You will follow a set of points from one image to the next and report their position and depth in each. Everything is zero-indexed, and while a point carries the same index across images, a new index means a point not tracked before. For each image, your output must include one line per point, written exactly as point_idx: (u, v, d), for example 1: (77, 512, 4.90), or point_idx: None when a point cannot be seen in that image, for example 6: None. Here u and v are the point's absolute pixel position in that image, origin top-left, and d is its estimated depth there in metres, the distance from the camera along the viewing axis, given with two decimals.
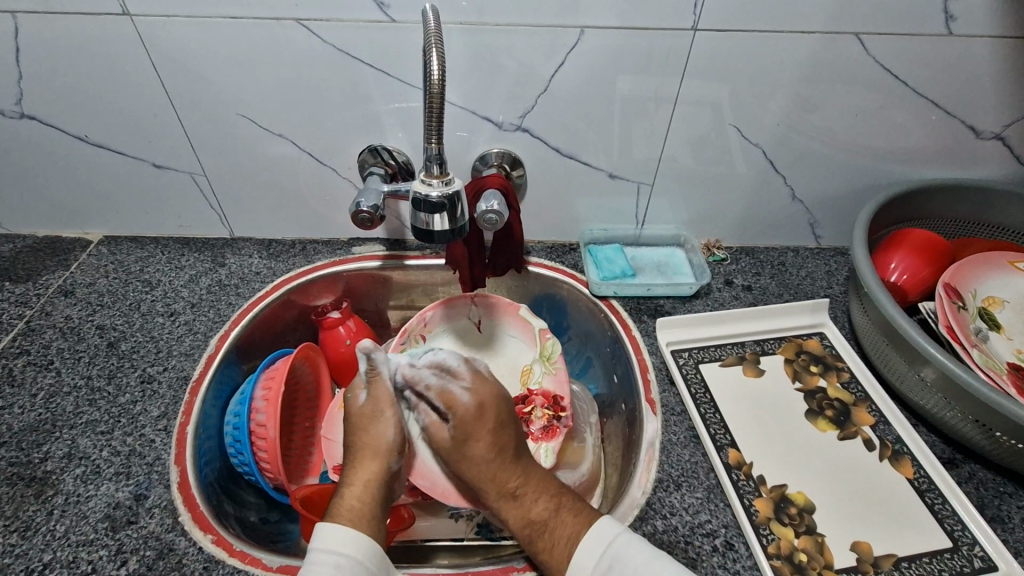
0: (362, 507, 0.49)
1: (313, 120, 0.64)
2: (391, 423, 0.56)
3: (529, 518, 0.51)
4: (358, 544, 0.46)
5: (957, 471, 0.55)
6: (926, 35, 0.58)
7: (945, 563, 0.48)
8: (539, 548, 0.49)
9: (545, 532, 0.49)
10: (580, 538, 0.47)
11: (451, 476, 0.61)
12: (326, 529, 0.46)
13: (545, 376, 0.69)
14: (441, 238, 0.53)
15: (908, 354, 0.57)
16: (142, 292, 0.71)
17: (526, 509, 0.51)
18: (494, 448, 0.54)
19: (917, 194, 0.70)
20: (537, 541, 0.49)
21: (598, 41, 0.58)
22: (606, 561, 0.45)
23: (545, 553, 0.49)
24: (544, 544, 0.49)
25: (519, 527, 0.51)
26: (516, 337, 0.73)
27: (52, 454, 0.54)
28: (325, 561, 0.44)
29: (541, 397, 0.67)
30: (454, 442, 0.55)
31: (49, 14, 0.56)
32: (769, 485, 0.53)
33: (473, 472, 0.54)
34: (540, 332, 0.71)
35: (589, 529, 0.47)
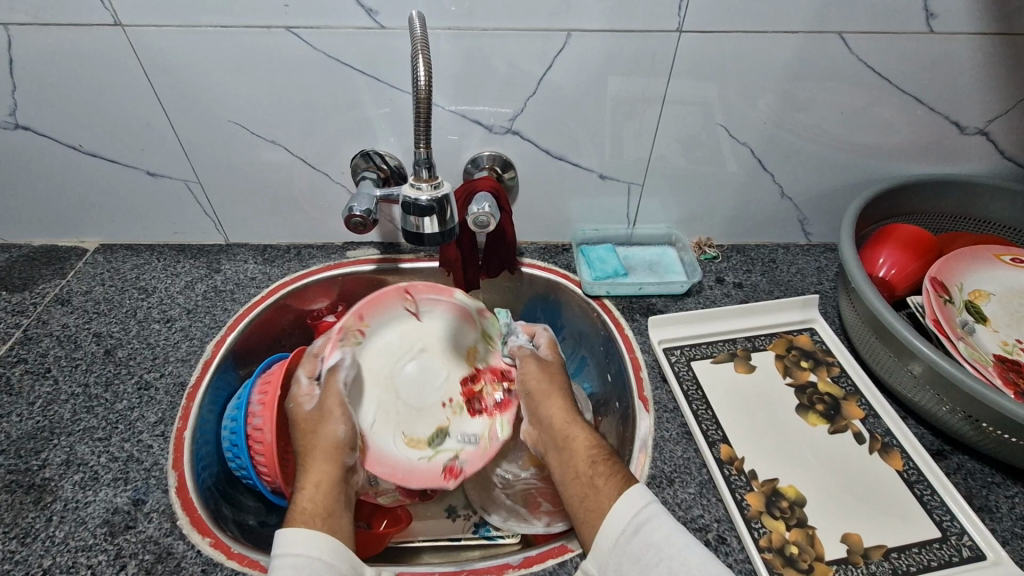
0: (315, 507, 0.50)
1: (304, 127, 0.65)
2: (340, 420, 0.57)
3: (594, 445, 0.54)
4: (314, 543, 0.45)
5: (946, 462, 0.56)
6: (906, 33, 0.59)
7: (933, 553, 0.49)
8: (579, 497, 0.51)
9: (607, 460, 0.52)
10: (617, 497, 0.48)
11: (410, 461, 0.62)
12: (281, 536, 0.46)
13: (490, 353, 0.72)
14: (431, 240, 0.54)
15: (896, 348, 0.57)
16: (137, 299, 0.72)
17: (592, 441, 0.55)
18: (561, 387, 0.62)
19: (904, 190, 0.70)
20: (577, 483, 0.52)
21: (585, 44, 0.59)
22: (635, 524, 0.45)
23: (599, 480, 0.50)
24: (607, 465, 0.52)
25: (586, 446, 0.54)
26: (453, 320, 0.72)
27: (51, 461, 0.55)
28: (284, 566, 0.44)
29: (491, 374, 0.71)
30: (546, 375, 0.64)
31: (41, 26, 0.56)
32: (760, 479, 0.54)
33: (544, 396, 0.61)
34: (478, 312, 0.70)
35: (621, 496, 0.47)
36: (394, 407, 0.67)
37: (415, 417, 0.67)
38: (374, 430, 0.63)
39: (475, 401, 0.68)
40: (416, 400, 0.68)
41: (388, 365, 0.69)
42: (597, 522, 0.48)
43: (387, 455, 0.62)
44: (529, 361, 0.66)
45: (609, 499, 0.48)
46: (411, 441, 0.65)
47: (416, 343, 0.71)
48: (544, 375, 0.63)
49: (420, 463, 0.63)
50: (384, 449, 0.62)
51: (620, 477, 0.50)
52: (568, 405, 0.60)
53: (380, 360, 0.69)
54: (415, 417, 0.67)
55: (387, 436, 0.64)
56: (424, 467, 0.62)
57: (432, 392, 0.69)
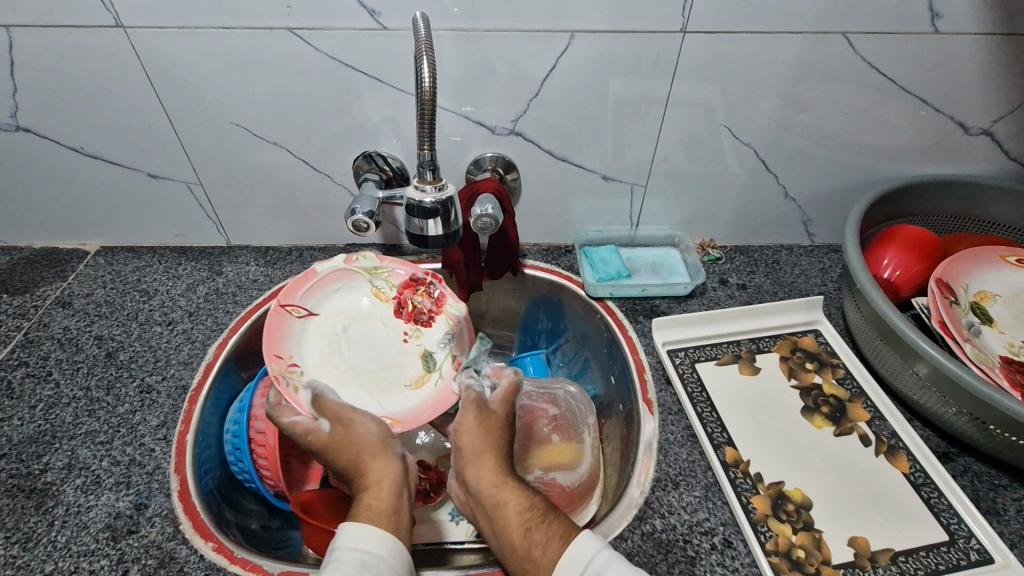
0: (380, 505, 0.49)
1: (307, 128, 0.64)
2: (365, 421, 0.58)
3: (528, 510, 0.48)
4: (377, 540, 0.45)
5: (952, 464, 0.55)
6: (911, 34, 0.59)
7: (941, 557, 0.48)
8: (518, 575, 0.46)
9: (542, 527, 0.47)
10: (554, 568, 0.43)
11: (431, 392, 0.67)
12: (345, 532, 0.45)
13: (392, 282, 0.72)
14: (435, 243, 0.53)
15: (901, 350, 0.57)
16: (139, 301, 0.72)
17: (528, 503, 0.49)
18: (495, 441, 0.54)
19: (908, 190, 0.70)
20: (512, 559, 0.46)
21: (589, 44, 0.58)
22: None
23: (535, 551, 0.46)
24: (541, 535, 0.46)
25: (518, 516, 0.48)
26: (340, 289, 0.71)
27: (52, 465, 0.54)
28: (348, 559, 0.43)
29: (403, 287, 0.72)
30: (480, 426, 0.55)
31: (42, 28, 0.56)
32: (766, 482, 0.54)
33: (477, 457, 0.52)
34: (347, 261, 0.70)
35: (569, 550, 0.44)
36: (370, 378, 0.67)
37: (394, 370, 0.69)
38: (387, 405, 0.65)
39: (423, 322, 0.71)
40: (378, 362, 0.69)
41: (338, 357, 0.68)
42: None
43: (412, 410, 0.65)
44: (468, 409, 0.56)
45: (546, 575, 0.44)
46: (417, 381, 0.68)
47: (337, 325, 0.69)
48: (481, 428, 0.55)
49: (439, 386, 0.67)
50: (409, 408, 0.66)
51: (558, 540, 0.45)
52: (501, 465, 0.52)
53: (329, 360, 0.67)
54: (394, 369, 0.69)
55: (399, 392, 0.67)
56: (443, 384, 0.67)
57: (385, 340, 0.71)
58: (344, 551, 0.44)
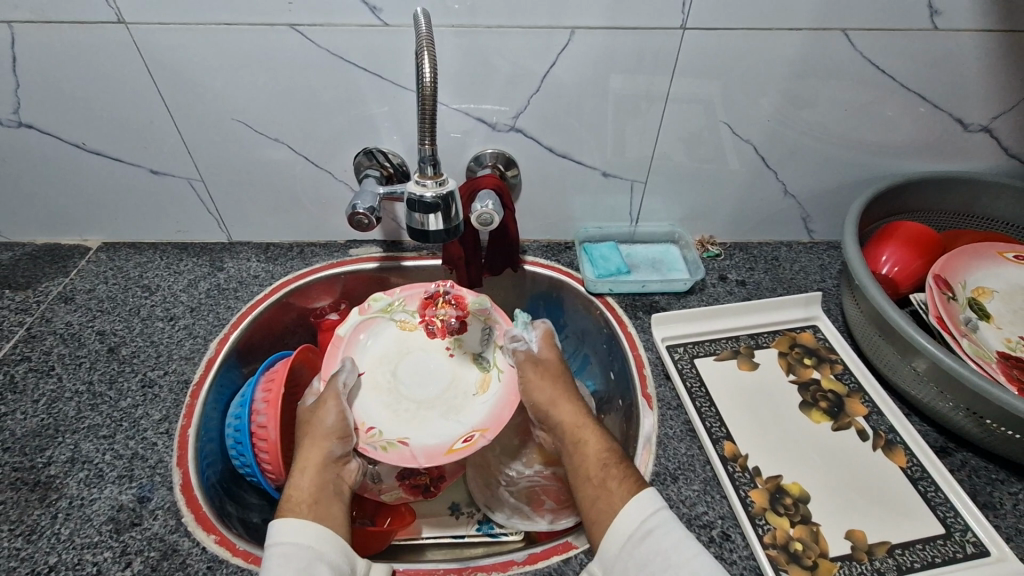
0: (302, 496, 0.51)
1: (309, 124, 0.65)
2: (332, 411, 0.59)
3: (605, 450, 0.54)
4: (301, 531, 0.46)
5: (950, 459, 0.56)
6: (910, 30, 0.59)
7: (938, 549, 0.49)
8: (590, 496, 0.50)
9: (612, 463, 0.52)
10: (628, 496, 0.48)
11: (502, 384, 0.68)
12: (273, 523, 0.47)
13: (410, 309, 0.73)
14: (436, 237, 0.54)
15: (899, 345, 0.57)
16: (141, 297, 0.72)
17: (602, 444, 0.54)
18: (565, 393, 0.61)
19: (907, 187, 0.70)
20: (586, 484, 0.51)
21: (589, 41, 0.59)
22: (653, 521, 0.45)
23: (611, 479, 0.50)
24: (613, 471, 0.51)
25: (596, 452, 0.53)
26: (365, 340, 0.71)
27: (56, 459, 0.55)
28: (273, 552, 0.44)
29: (423, 308, 0.73)
30: (560, 379, 0.62)
31: (44, 24, 0.56)
32: (764, 476, 0.54)
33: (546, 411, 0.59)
34: (359, 312, 0.71)
35: (633, 495, 0.47)
36: (440, 404, 0.68)
37: (460, 382, 0.70)
38: (470, 418, 0.66)
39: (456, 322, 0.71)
40: (438, 389, 0.69)
41: (403, 401, 0.67)
42: (609, 517, 0.47)
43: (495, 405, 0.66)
44: (527, 366, 0.63)
45: (620, 498, 0.48)
46: (481, 385, 0.69)
47: (386, 372, 0.70)
48: (557, 382, 0.62)
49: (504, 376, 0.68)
50: (494, 411, 0.65)
51: (633, 478, 0.50)
52: (573, 412, 0.58)
53: (398, 404, 0.67)
54: (456, 383, 0.70)
55: (474, 401, 0.68)
56: (506, 375, 0.68)
57: (437, 365, 0.71)
58: (276, 545, 0.45)
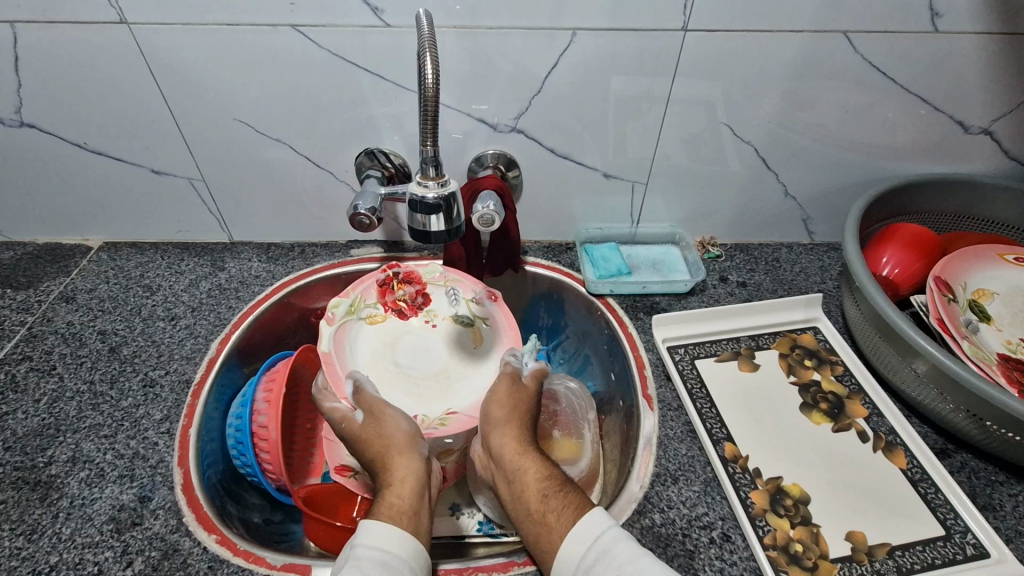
0: (402, 505, 0.51)
1: (310, 125, 0.65)
2: (399, 418, 0.60)
3: (547, 480, 0.53)
4: (401, 543, 0.46)
5: (950, 461, 0.56)
6: (911, 33, 0.59)
7: (937, 551, 0.49)
8: (531, 532, 0.50)
9: (557, 494, 0.51)
10: (568, 529, 0.47)
11: (496, 326, 0.72)
12: (367, 528, 0.47)
13: (369, 303, 0.72)
14: (437, 238, 0.54)
15: (899, 347, 0.57)
16: (142, 296, 0.72)
17: (543, 473, 0.54)
18: (519, 417, 0.60)
19: (908, 188, 0.70)
20: (529, 518, 0.51)
21: (590, 42, 0.59)
22: (595, 551, 0.44)
23: (552, 511, 0.49)
24: (554, 504, 0.50)
25: (537, 482, 0.53)
26: (348, 344, 0.68)
27: (57, 458, 0.55)
28: (369, 558, 0.44)
29: (381, 297, 0.73)
30: (509, 402, 0.62)
31: (47, 24, 0.56)
32: (765, 477, 0.54)
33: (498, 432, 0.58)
34: (327, 323, 0.66)
35: (579, 520, 0.47)
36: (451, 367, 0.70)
37: (455, 342, 0.72)
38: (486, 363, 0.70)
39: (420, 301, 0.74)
40: (437, 358, 0.71)
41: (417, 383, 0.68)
42: (552, 552, 0.47)
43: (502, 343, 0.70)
44: (502, 381, 0.64)
45: (558, 534, 0.47)
46: (474, 333, 0.73)
47: (385, 365, 0.69)
48: (507, 406, 0.61)
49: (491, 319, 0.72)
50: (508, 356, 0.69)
51: (575, 506, 0.49)
52: (522, 435, 0.58)
53: (417, 383, 0.68)
54: (449, 342, 0.72)
55: (481, 355, 0.71)
56: (492, 317, 0.72)
57: (420, 341, 0.72)
58: (366, 549, 0.45)
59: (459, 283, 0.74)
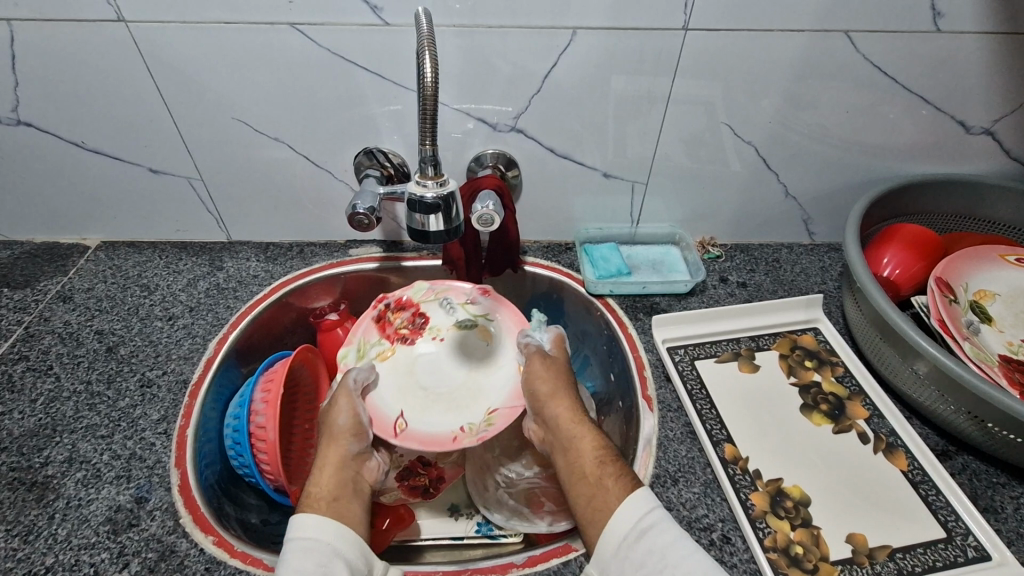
0: (321, 494, 0.51)
1: (309, 124, 0.65)
2: (344, 409, 0.60)
3: (600, 447, 0.53)
4: (319, 526, 0.46)
5: (951, 462, 0.56)
6: (913, 33, 0.59)
7: (938, 553, 0.49)
8: (586, 496, 0.50)
9: (610, 462, 0.51)
10: (624, 496, 0.47)
11: (498, 314, 0.73)
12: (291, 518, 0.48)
13: (375, 340, 0.71)
14: (436, 238, 0.54)
15: (901, 348, 0.57)
16: (140, 296, 0.72)
17: (597, 441, 0.54)
18: (567, 388, 0.60)
19: (909, 189, 0.70)
20: (582, 482, 0.51)
21: (590, 41, 0.58)
22: (642, 527, 0.45)
23: (608, 476, 0.50)
24: (609, 472, 0.50)
25: (591, 449, 0.53)
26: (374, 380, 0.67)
27: (53, 459, 0.55)
28: (290, 546, 0.45)
29: (382, 332, 0.72)
30: (555, 371, 0.62)
31: (44, 22, 0.56)
32: (765, 479, 0.54)
33: (547, 407, 0.58)
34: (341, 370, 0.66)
35: (631, 493, 0.47)
36: (476, 371, 0.70)
37: (466, 347, 0.72)
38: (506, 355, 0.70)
39: (416, 321, 0.73)
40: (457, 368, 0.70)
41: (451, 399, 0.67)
42: (604, 517, 0.47)
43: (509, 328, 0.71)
44: (536, 357, 0.63)
45: (615, 498, 0.48)
46: (483, 332, 0.73)
47: (416, 391, 0.68)
48: (557, 377, 0.61)
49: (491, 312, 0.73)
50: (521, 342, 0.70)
51: (629, 476, 0.50)
52: (573, 405, 0.58)
53: (452, 397, 0.67)
54: (462, 348, 0.72)
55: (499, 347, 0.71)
56: (492, 307, 0.73)
57: (438, 359, 0.71)
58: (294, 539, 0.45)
59: (448, 292, 0.75)
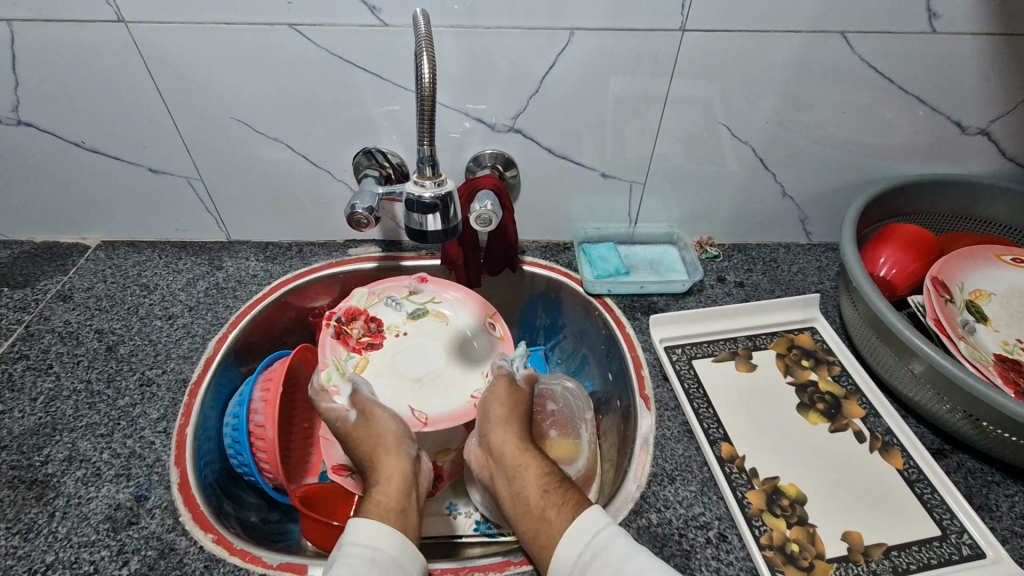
0: (388, 502, 0.51)
1: (308, 124, 0.65)
2: (386, 417, 0.61)
3: (546, 478, 0.53)
4: (390, 539, 0.46)
5: (946, 461, 0.56)
6: (909, 33, 0.59)
7: (933, 551, 0.49)
8: (529, 530, 0.50)
9: (556, 491, 0.51)
10: (567, 528, 0.47)
11: (441, 295, 0.75)
12: (355, 526, 0.46)
13: (347, 359, 0.69)
14: (434, 238, 0.54)
15: (897, 348, 0.57)
16: (140, 296, 0.72)
17: (543, 472, 0.54)
18: (518, 415, 0.61)
19: (905, 189, 0.71)
20: (527, 516, 0.51)
21: (588, 42, 0.59)
22: (592, 550, 0.45)
23: (552, 509, 0.50)
24: (552, 502, 0.50)
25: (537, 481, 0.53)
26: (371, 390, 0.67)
27: (53, 457, 0.55)
28: (357, 555, 0.44)
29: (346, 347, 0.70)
30: (508, 400, 0.62)
31: (44, 22, 0.56)
32: (761, 477, 0.54)
33: (495, 433, 0.58)
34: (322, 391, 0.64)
35: (578, 519, 0.47)
36: (448, 346, 0.73)
37: (427, 335, 0.73)
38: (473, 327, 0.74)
39: (371, 326, 0.72)
40: (428, 352, 0.72)
41: (440, 379, 0.70)
42: (550, 552, 0.47)
43: (462, 303, 0.75)
44: (501, 382, 0.65)
45: (559, 532, 0.47)
46: (435, 314, 0.75)
47: (408, 386, 0.69)
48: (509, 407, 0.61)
49: (437, 295, 0.75)
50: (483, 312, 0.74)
51: (573, 504, 0.49)
52: (522, 433, 0.58)
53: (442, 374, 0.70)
54: (425, 336, 0.73)
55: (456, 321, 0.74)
56: (433, 292, 0.75)
57: (409, 352, 0.72)
58: (354, 545, 0.45)
59: (387, 289, 0.75)
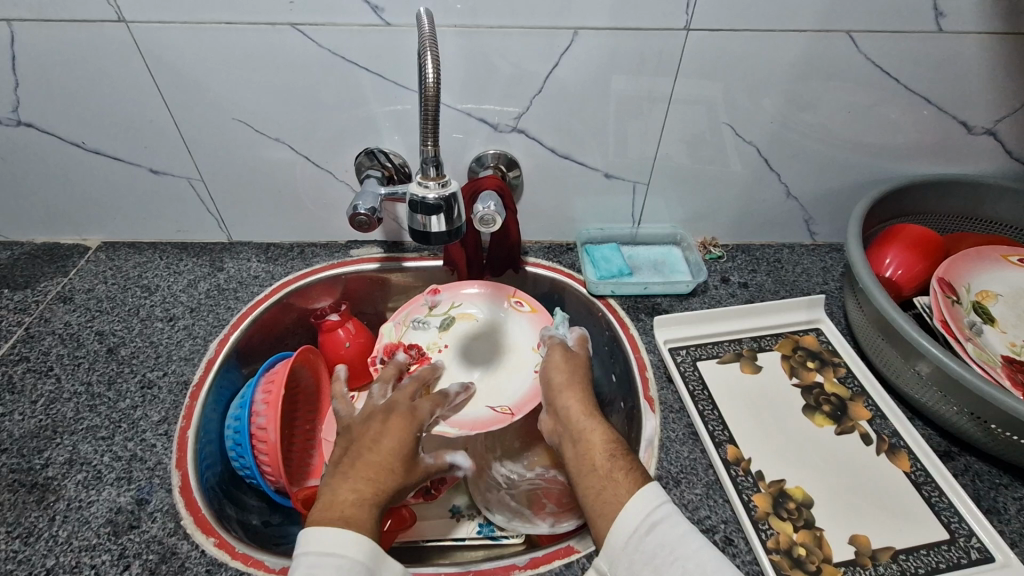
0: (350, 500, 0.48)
1: (309, 125, 0.64)
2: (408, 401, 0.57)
3: (613, 442, 0.52)
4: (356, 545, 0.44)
5: (954, 463, 0.55)
6: (915, 32, 0.59)
7: (942, 555, 0.48)
8: (595, 489, 0.48)
9: (622, 455, 0.50)
10: (633, 491, 0.46)
11: (460, 298, 0.75)
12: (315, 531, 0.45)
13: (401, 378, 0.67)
14: (437, 239, 0.53)
15: (904, 349, 0.57)
16: (140, 297, 0.71)
17: (610, 436, 0.52)
18: (582, 382, 0.59)
19: (910, 189, 0.70)
20: (591, 477, 0.49)
21: (592, 41, 0.58)
22: (643, 527, 0.44)
23: (619, 472, 0.49)
24: (617, 465, 0.49)
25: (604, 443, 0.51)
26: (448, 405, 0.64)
27: (54, 460, 0.54)
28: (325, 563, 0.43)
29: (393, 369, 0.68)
30: (569, 367, 0.61)
31: (44, 22, 0.56)
32: (767, 480, 0.54)
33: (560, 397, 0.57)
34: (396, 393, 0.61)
35: (642, 487, 0.46)
36: (489, 340, 0.72)
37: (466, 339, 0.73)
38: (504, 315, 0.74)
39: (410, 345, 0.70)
40: (474, 353, 0.71)
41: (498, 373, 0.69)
42: (608, 518, 0.46)
43: (481, 296, 0.75)
44: (557, 350, 0.63)
45: (625, 492, 0.46)
46: (463, 316, 0.74)
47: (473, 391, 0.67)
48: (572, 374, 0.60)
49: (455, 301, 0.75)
50: (503, 300, 0.74)
51: (639, 472, 0.48)
52: (587, 399, 0.57)
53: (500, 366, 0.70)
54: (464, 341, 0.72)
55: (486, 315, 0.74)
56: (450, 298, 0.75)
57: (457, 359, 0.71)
58: (315, 554, 0.43)
59: (411, 313, 0.74)
